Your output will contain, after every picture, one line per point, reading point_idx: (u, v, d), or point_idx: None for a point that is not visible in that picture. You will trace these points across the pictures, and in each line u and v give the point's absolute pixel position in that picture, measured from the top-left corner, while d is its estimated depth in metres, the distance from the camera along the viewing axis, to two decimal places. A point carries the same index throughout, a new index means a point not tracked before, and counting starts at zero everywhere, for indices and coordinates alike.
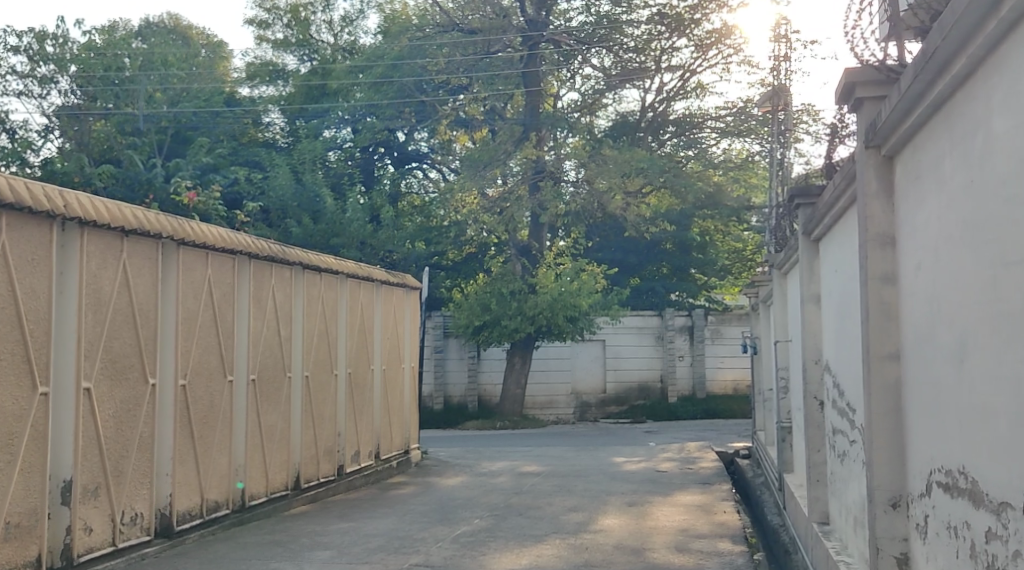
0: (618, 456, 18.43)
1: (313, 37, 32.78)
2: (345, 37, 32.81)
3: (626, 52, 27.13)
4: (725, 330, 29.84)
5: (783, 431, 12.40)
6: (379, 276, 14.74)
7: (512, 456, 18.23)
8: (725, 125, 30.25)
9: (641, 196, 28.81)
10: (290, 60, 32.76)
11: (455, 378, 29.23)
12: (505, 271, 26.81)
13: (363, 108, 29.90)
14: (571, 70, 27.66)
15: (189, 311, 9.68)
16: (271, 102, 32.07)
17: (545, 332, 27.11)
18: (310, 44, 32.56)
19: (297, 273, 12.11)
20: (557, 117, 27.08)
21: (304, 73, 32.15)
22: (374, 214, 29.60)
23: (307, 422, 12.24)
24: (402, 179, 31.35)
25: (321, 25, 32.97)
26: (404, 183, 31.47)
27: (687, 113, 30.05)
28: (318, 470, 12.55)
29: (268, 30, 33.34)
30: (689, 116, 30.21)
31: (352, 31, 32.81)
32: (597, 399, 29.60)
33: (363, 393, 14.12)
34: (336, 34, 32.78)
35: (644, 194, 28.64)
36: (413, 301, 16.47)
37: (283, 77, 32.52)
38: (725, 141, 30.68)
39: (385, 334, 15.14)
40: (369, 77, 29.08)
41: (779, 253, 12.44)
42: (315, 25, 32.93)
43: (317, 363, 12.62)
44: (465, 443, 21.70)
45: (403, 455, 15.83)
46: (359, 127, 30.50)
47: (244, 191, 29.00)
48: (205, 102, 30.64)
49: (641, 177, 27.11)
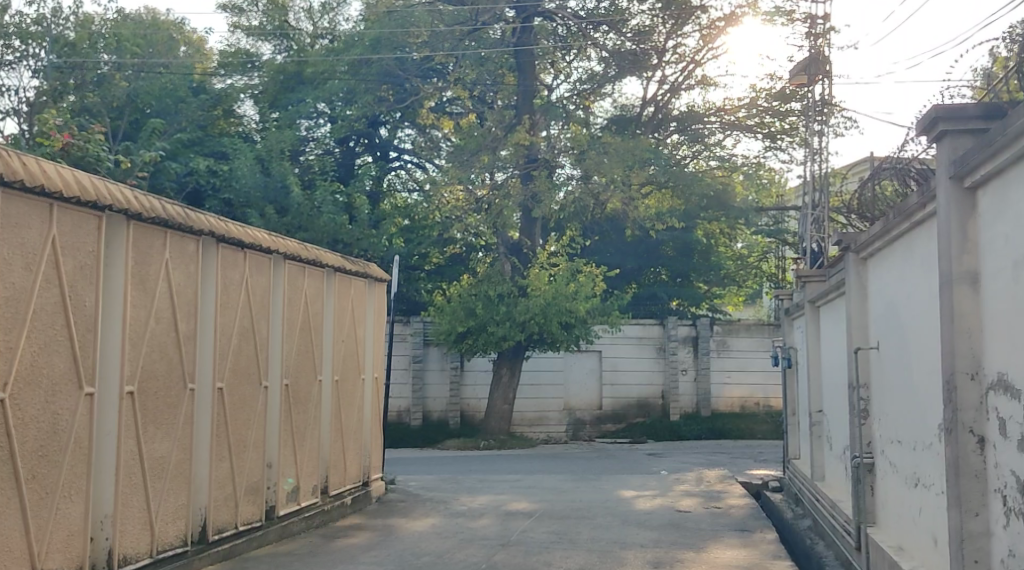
0: (624, 488, 15.25)
1: (291, 25, 29.29)
2: (326, 25, 29.26)
3: (628, 37, 23.87)
4: (733, 341, 26.78)
5: (859, 470, 9.34)
6: (331, 261, 11.51)
7: (497, 488, 14.99)
8: (733, 119, 26.84)
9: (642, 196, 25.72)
10: (268, 49, 29.52)
11: (434, 391, 25.94)
12: (492, 271, 23.70)
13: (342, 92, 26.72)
14: (570, 56, 24.35)
15: (16, 287, 6.53)
16: (243, 91, 28.81)
17: (538, 341, 23.96)
18: (288, 32, 29.19)
19: (209, 249, 8.86)
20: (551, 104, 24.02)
21: (278, 61, 28.91)
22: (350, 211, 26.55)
23: (218, 452, 8.98)
24: (383, 177, 28.38)
25: (300, 13, 29.45)
26: (386, 182, 28.49)
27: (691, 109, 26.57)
28: (234, 516, 9.25)
29: (243, 16, 29.96)
30: (692, 112, 26.65)
31: (333, 18, 29.19)
32: (592, 417, 26.22)
33: (305, 410, 10.88)
34: (317, 22, 29.22)
35: (646, 193, 25.42)
36: (378, 293, 13.26)
37: (254, 65, 29.06)
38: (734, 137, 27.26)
39: (338, 335, 11.88)
40: (347, 58, 25.66)
41: (859, 232, 9.35)
42: (293, 13, 29.40)
43: (237, 371, 9.33)
44: (442, 468, 18.41)
45: (361, 489, 12.59)
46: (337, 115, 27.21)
47: (203, 183, 25.88)
48: (167, 88, 27.31)
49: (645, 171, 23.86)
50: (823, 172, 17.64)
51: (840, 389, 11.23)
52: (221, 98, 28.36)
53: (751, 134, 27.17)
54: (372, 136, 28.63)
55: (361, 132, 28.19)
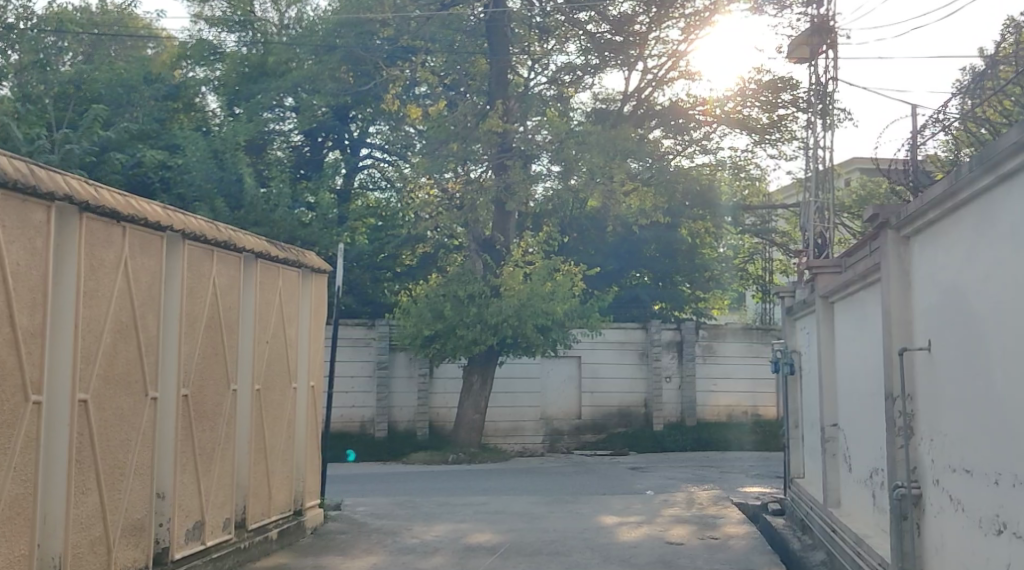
0: (604, 513, 13.28)
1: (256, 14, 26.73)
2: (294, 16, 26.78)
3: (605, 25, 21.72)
4: (720, 346, 24.93)
5: (903, 504, 7.40)
6: (252, 244, 9.54)
7: (459, 514, 12.97)
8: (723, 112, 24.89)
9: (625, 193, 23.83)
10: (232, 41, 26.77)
11: (400, 400, 23.86)
12: (463, 269, 21.63)
13: (306, 80, 24.57)
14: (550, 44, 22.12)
15: None
16: (204, 83, 26.13)
17: (511, 345, 21.98)
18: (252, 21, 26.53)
19: (71, 222, 6.91)
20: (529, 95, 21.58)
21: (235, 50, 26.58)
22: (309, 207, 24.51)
23: (83, 482, 6.96)
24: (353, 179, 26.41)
25: (266, 3, 26.92)
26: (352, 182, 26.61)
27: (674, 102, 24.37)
28: (108, 562, 7.22)
29: (206, 7, 27.52)
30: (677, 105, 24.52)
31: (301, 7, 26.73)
32: (571, 427, 24.11)
33: (213, 426, 8.86)
34: (284, 13, 26.78)
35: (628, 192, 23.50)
36: (315, 287, 11.25)
37: (218, 56, 26.32)
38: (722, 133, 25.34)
39: (262, 334, 9.88)
40: (309, 42, 23.70)
41: (903, 203, 7.47)
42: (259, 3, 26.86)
43: (113, 379, 7.33)
44: (400, 487, 16.34)
45: (292, 520, 10.58)
46: (301, 106, 25.17)
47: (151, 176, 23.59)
48: (118, 76, 24.72)
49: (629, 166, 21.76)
50: (828, 164, 15.79)
51: (869, 401, 9.28)
52: (178, 90, 25.51)
53: (738, 132, 25.33)
54: (339, 129, 26.51)
55: (328, 125, 26.21)
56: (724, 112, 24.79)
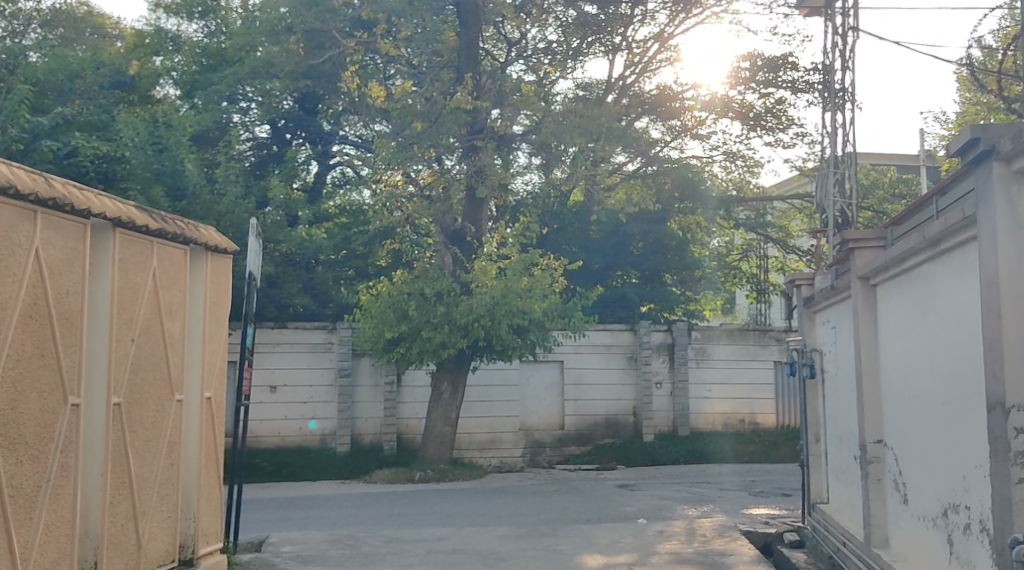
0: (587, 550, 10.77)
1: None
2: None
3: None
4: (714, 348, 22.46)
5: None
6: (104, 208, 7.10)
7: (408, 554, 10.51)
8: (715, 97, 22.39)
9: (612, 186, 21.53)
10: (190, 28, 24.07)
11: (365, 411, 21.28)
12: (427, 266, 19.15)
13: (262, 65, 21.76)
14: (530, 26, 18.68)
15: None
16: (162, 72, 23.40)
17: (484, 348, 19.36)
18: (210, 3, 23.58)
19: None
20: (499, 75, 18.54)
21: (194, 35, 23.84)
22: (263, 200, 22.00)
23: None
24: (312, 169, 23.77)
25: None
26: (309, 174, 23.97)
27: (663, 88, 21.71)
28: None
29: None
30: (666, 93, 21.78)
31: None
32: (553, 438, 21.61)
33: (39, 458, 6.39)
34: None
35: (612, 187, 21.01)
36: (212, 272, 8.79)
37: (177, 47, 23.60)
38: (719, 122, 23.00)
39: (125, 331, 7.42)
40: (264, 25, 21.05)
41: None
42: None
43: None
44: (350, 516, 13.75)
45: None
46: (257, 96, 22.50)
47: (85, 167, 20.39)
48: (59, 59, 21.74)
49: (614, 152, 19.20)
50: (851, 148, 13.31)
51: (944, 416, 6.97)
52: (134, 81, 22.96)
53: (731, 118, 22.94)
54: (305, 122, 23.52)
55: (291, 117, 23.30)
56: (712, 98, 22.43)
